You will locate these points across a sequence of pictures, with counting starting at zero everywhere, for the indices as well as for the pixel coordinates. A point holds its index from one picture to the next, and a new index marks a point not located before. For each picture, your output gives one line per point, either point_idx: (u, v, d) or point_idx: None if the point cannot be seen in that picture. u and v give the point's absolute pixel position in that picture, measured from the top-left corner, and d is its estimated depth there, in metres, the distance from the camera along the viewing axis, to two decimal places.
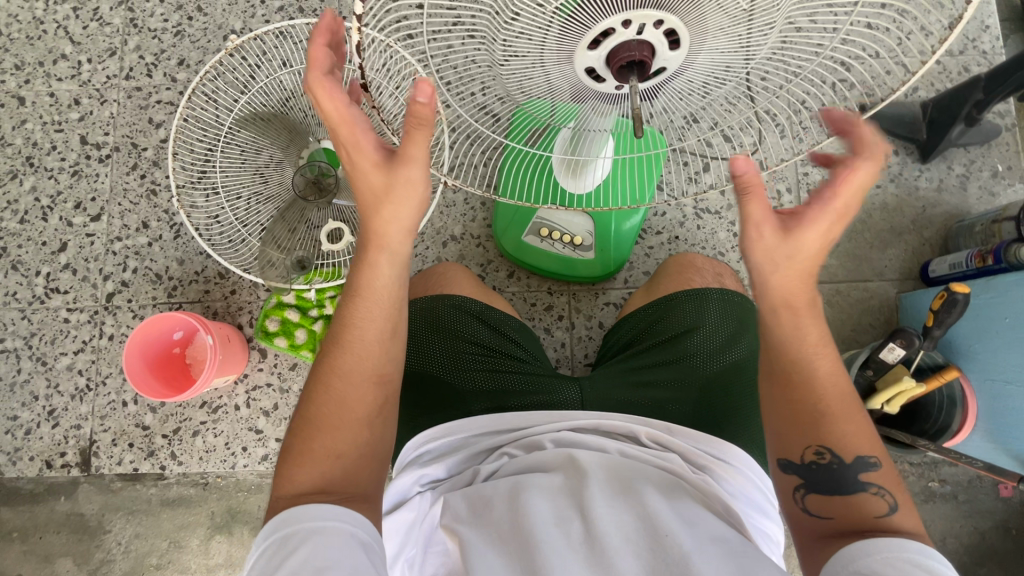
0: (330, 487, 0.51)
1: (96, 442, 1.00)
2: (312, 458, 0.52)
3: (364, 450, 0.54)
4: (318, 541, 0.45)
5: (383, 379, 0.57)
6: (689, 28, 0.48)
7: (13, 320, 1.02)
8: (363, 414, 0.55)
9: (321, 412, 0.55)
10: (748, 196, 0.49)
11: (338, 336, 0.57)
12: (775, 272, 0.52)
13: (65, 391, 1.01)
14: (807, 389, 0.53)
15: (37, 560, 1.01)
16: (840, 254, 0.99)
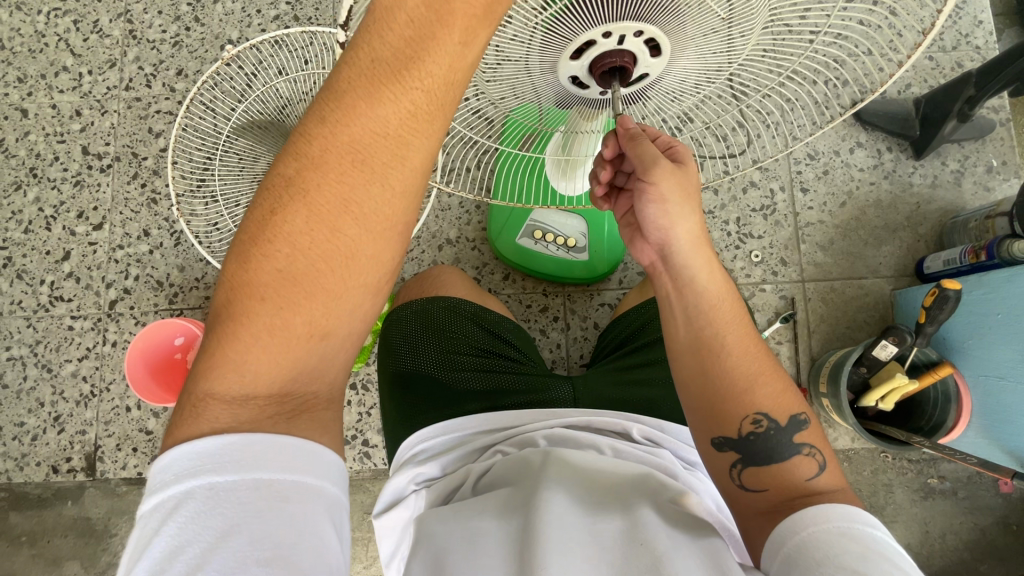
0: (291, 388, 0.45)
1: (101, 447, 1.02)
2: (281, 330, 0.45)
3: (348, 328, 0.47)
4: (272, 507, 0.39)
5: (383, 248, 0.47)
6: (670, 37, 0.49)
7: (18, 328, 1.04)
8: (351, 292, 0.46)
9: (308, 265, 0.45)
10: (639, 141, 0.55)
11: (355, 153, 0.45)
12: (674, 225, 0.57)
13: (71, 397, 1.03)
14: (727, 351, 0.56)
15: (45, 563, 1.03)
16: (834, 251, 0.99)
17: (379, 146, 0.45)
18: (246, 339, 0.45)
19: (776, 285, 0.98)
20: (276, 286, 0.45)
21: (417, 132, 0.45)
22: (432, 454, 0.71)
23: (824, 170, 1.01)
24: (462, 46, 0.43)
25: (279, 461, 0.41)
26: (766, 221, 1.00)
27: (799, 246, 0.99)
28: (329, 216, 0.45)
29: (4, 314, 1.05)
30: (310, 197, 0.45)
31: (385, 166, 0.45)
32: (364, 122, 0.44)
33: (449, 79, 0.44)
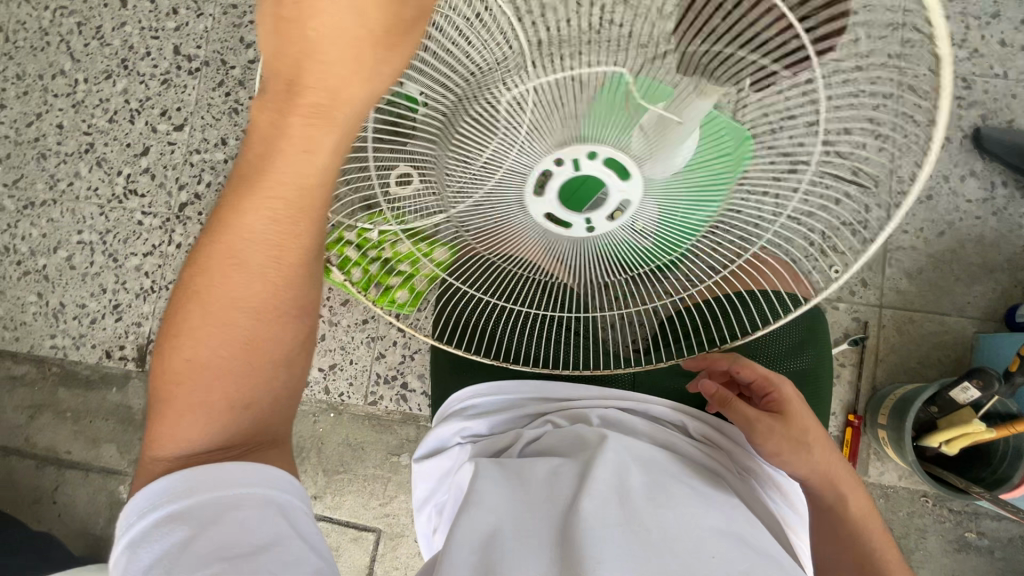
0: (229, 444, 0.49)
1: (153, 341, 1.05)
2: (198, 408, 0.48)
3: (274, 395, 0.51)
4: (230, 518, 0.44)
5: (289, 321, 0.50)
6: (628, 156, 0.53)
7: (91, 215, 1.07)
8: (258, 363, 0.49)
9: (210, 357, 0.47)
10: (733, 406, 0.62)
11: (235, 256, 0.46)
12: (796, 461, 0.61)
13: (131, 289, 1.06)
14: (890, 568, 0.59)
15: (86, 440, 1.09)
16: (920, 281, 0.93)
17: (259, 249, 0.46)
18: (174, 417, 0.48)
19: (850, 306, 0.93)
20: (186, 376, 0.48)
21: (293, 236, 0.46)
22: (484, 410, 0.71)
23: (929, 194, 0.94)
24: (306, 155, 0.42)
25: (234, 480, 0.46)
26: (855, 237, 0.94)
27: (884, 270, 0.93)
28: (221, 313, 0.47)
29: (80, 198, 1.07)
30: (202, 300, 0.48)
31: (274, 268, 0.47)
32: (240, 232, 0.46)
33: (302, 187, 0.43)
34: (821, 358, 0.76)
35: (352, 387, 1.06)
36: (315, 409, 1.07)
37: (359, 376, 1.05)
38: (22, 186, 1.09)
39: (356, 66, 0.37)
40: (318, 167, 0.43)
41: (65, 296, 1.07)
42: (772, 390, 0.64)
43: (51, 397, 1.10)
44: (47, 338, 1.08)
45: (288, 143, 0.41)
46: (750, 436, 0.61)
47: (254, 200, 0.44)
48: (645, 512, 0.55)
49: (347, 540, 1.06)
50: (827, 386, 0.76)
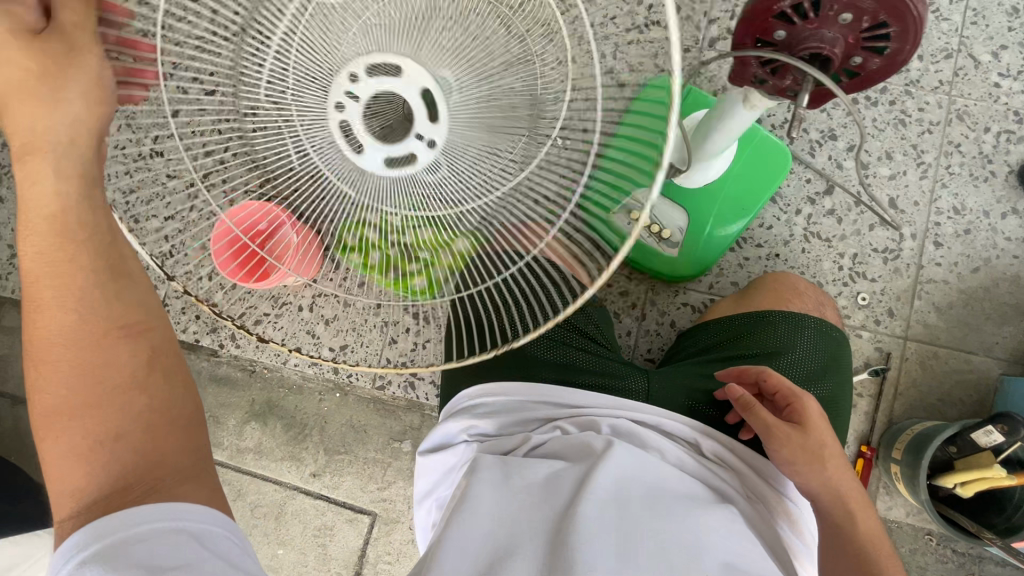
0: (121, 483, 0.43)
1: (168, 306, 1.05)
2: (65, 459, 0.43)
3: (145, 415, 0.45)
4: (140, 554, 0.40)
5: (125, 338, 0.45)
6: (372, 53, 0.66)
7: (116, 173, 1.06)
8: (111, 388, 0.44)
9: (62, 407, 0.43)
10: (754, 409, 0.63)
11: (44, 299, 0.44)
12: (808, 470, 0.61)
13: (150, 252, 1.05)
14: None
15: None
16: (950, 316, 0.91)
17: (59, 285, 0.44)
18: (58, 477, 0.43)
19: (874, 336, 0.91)
20: (56, 439, 0.43)
21: (70, 254, 0.44)
22: (494, 409, 0.70)
23: (967, 228, 0.92)
24: (37, 187, 0.43)
25: (131, 521, 0.41)
26: (886, 265, 0.92)
27: (913, 301, 0.91)
28: (53, 359, 0.44)
29: None
30: (38, 363, 0.44)
31: (73, 293, 0.44)
32: (43, 277, 0.44)
33: (58, 203, 0.43)
34: (842, 388, 0.74)
35: (362, 369, 1.05)
36: (322, 387, 1.08)
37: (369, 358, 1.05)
38: None
39: (26, 95, 0.42)
40: (51, 189, 0.43)
41: None
42: (796, 403, 0.64)
43: None
44: None
45: (22, 185, 0.44)
46: (768, 438, 0.62)
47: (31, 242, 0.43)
48: (641, 523, 0.54)
49: (342, 520, 1.07)
50: (845, 416, 0.74)
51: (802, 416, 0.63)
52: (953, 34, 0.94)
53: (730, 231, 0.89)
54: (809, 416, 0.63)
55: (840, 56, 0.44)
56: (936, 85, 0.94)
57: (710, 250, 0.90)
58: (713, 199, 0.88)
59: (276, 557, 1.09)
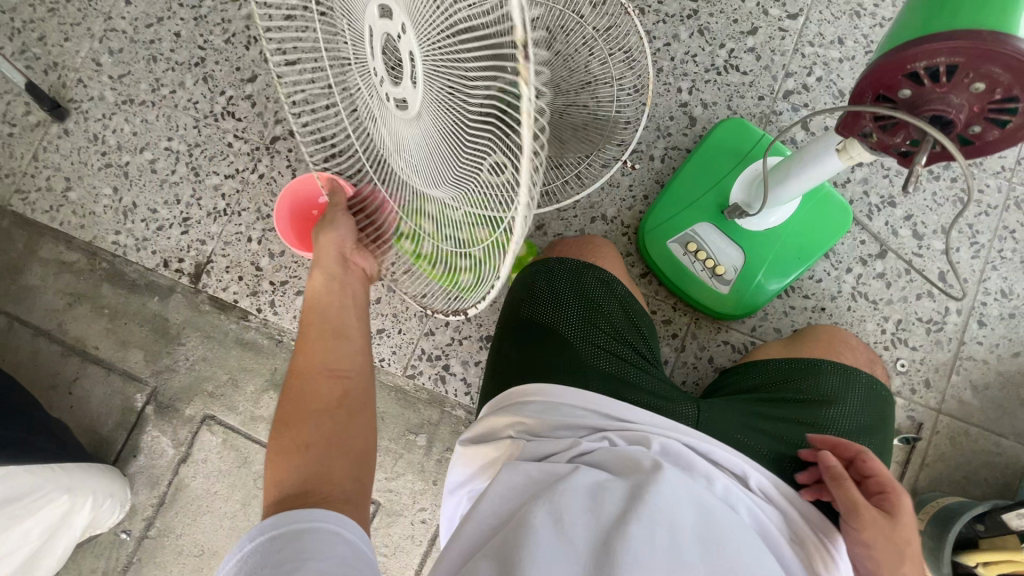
0: (307, 486, 0.57)
1: (212, 262, 1.04)
2: (286, 454, 0.62)
3: (346, 438, 0.64)
4: (310, 538, 0.49)
5: (341, 380, 0.69)
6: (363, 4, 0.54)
7: (184, 126, 1.08)
8: (325, 404, 0.66)
9: (298, 417, 0.65)
10: (847, 486, 0.65)
11: (320, 336, 0.74)
12: (884, 557, 0.63)
13: (204, 206, 1.05)
14: None
15: (115, 341, 1.16)
16: (985, 396, 0.91)
17: (318, 340, 0.73)
18: (279, 463, 0.61)
19: (907, 403, 0.91)
20: (286, 442, 0.63)
21: (330, 325, 0.75)
22: (543, 409, 0.70)
23: (1012, 312, 0.93)
24: (320, 282, 0.79)
25: (304, 515, 0.51)
26: (928, 335, 0.93)
27: (950, 376, 0.92)
28: (305, 383, 0.68)
29: (178, 106, 1.08)
30: (296, 385, 0.68)
31: (315, 345, 0.72)
32: (317, 336, 0.74)
33: (329, 293, 0.78)
34: (883, 446, 0.76)
35: (394, 355, 1.05)
36: None
37: (403, 346, 1.05)
38: (126, 82, 1.10)
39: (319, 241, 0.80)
40: (324, 284, 0.79)
41: (140, 197, 1.07)
42: (891, 493, 0.65)
43: (93, 290, 1.17)
44: (110, 233, 1.07)
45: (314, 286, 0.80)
46: (850, 518, 0.64)
47: (317, 315, 0.76)
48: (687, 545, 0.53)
49: None
50: None
51: (892, 506, 0.64)
52: None
53: (787, 272, 0.91)
54: (899, 506, 0.64)
55: (962, 122, 0.46)
56: (998, 170, 0.96)
57: (766, 289, 0.91)
58: (774, 242, 0.90)
59: None
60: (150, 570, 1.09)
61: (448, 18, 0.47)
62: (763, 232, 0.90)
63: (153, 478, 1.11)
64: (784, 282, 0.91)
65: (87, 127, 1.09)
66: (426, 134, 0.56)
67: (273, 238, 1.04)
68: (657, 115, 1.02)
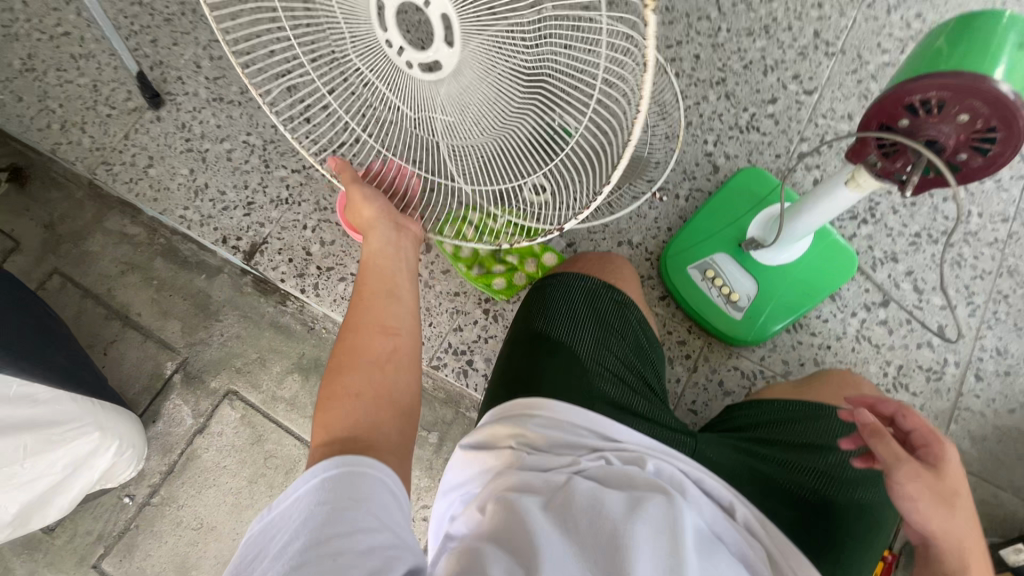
0: (357, 437, 0.59)
1: (267, 244, 1.14)
2: (336, 404, 0.63)
3: (394, 390, 0.65)
4: (360, 480, 0.51)
5: (390, 340, 0.69)
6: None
7: (264, 124, 1.21)
8: (374, 360, 0.66)
9: (348, 372, 0.65)
10: (883, 438, 0.61)
11: (374, 296, 0.73)
12: (933, 514, 0.58)
13: (269, 194, 1.16)
14: None
15: (157, 310, 1.22)
16: (983, 448, 0.95)
17: (369, 304, 0.72)
18: (327, 413, 0.62)
19: None
20: (337, 395, 0.64)
21: (381, 289, 0.74)
22: (544, 424, 0.73)
23: (1007, 370, 0.99)
24: (371, 243, 0.77)
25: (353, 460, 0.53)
26: (928, 383, 0.98)
27: (949, 424, 0.96)
28: (355, 341, 0.68)
29: (261, 108, 1.22)
30: (346, 338, 0.69)
31: (368, 303, 0.72)
32: (368, 295, 0.73)
33: (382, 256, 0.77)
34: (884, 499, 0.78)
35: None
36: None
37: (430, 339, 1.10)
38: (219, 83, 1.25)
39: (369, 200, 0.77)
40: (378, 247, 0.77)
41: (212, 180, 1.18)
42: (934, 446, 0.62)
43: (146, 262, 1.25)
44: (180, 208, 1.17)
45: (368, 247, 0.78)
46: (892, 473, 0.59)
47: (369, 273, 0.76)
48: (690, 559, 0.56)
49: None
50: (880, 529, 0.77)
51: (934, 457, 0.61)
52: (1011, 203, 1.08)
53: (796, 308, 0.98)
54: (940, 450, 0.61)
55: (951, 148, 0.56)
56: (992, 241, 1.05)
57: (776, 321, 0.98)
58: (786, 277, 0.98)
59: None
60: (145, 539, 1.09)
61: (512, 31, 0.57)
62: (779, 267, 0.98)
63: (167, 445, 1.14)
64: (794, 317, 0.98)
65: (178, 117, 1.23)
66: (454, 116, 0.63)
67: (326, 228, 1.14)
68: (684, 160, 1.14)
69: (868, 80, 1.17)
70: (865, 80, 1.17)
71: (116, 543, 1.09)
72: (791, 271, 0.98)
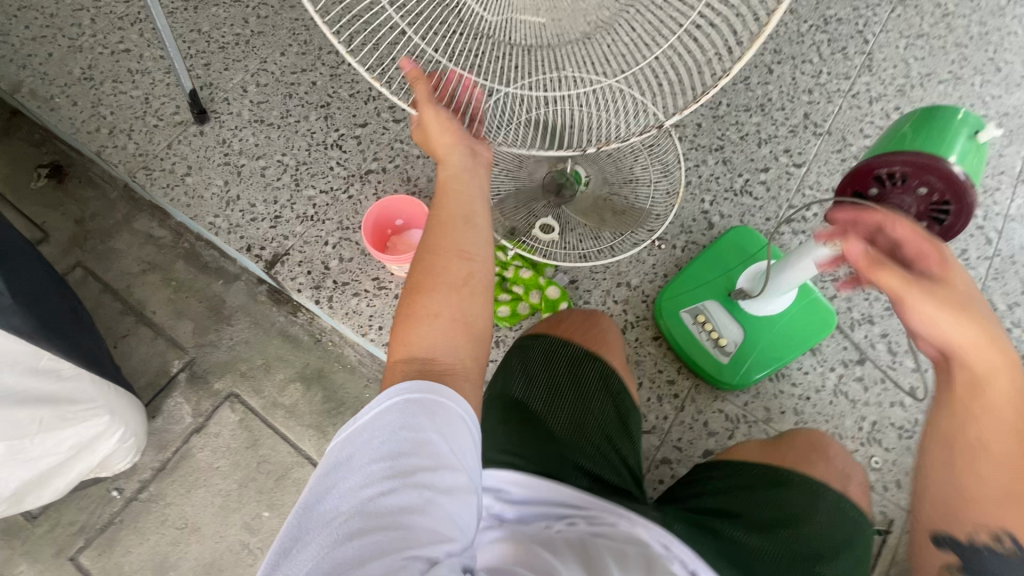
0: (432, 363, 0.64)
1: (288, 256, 1.20)
2: (415, 323, 0.66)
3: (468, 311, 0.68)
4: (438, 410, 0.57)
5: (465, 265, 0.70)
6: None
7: (299, 147, 1.31)
8: (449, 281, 0.68)
9: (424, 295, 0.67)
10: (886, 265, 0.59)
11: (451, 220, 0.72)
12: (939, 331, 0.59)
13: (296, 210, 1.24)
14: (1006, 455, 0.59)
15: (171, 309, 1.27)
16: None
17: (443, 227, 0.72)
18: (406, 333, 0.66)
19: (879, 497, 1.00)
20: (414, 315, 0.67)
21: (455, 217, 0.72)
22: (513, 502, 0.73)
23: None
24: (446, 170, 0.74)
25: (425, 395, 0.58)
26: (900, 440, 1.04)
27: None
28: (432, 263, 0.69)
29: (298, 133, 1.32)
30: (424, 258, 0.70)
31: (444, 224, 0.72)
32: (443, 219, 0.72)
33: (457, 184, 0.74)
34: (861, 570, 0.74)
35: None
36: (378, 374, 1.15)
37: None
38: (262, 107, 1.35)
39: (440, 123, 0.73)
40: (453, 175, 0.74)
41: (244, 193, 1.26)
42: (938, 258, 0.60)
43: (168, 263, 1.31)
44: (210, 215, 1.25)
45: (444, 173, 0.75)
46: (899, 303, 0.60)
47: (444, 199, 0.74)
48: None
49: None
50: None
51: (933, 271, 0.60)
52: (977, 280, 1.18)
53: (778, 357, 1.05)
54: (946, 263, 0.60)
55: (913, 215, 0.64)
56: None
57: (758, 367, 1.05)
58: (770, 327, 1.05)
59: (259, 519, 1.10)
60: (127, 535, 1.09)
61: None
62: (764, 317, 1.05)
63: (163, 441, 1.15)
64: (775, 366, 1.05)
65: (220, 133, 1.33)
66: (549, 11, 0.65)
67: (346, 246, 1.21)
68: (682, 215, 1.24)
69: (851, 160, 1.30)
70: (848, 160, 1.30)
71: (97, 536, 1.09)
72: (776, 323, 1.05)
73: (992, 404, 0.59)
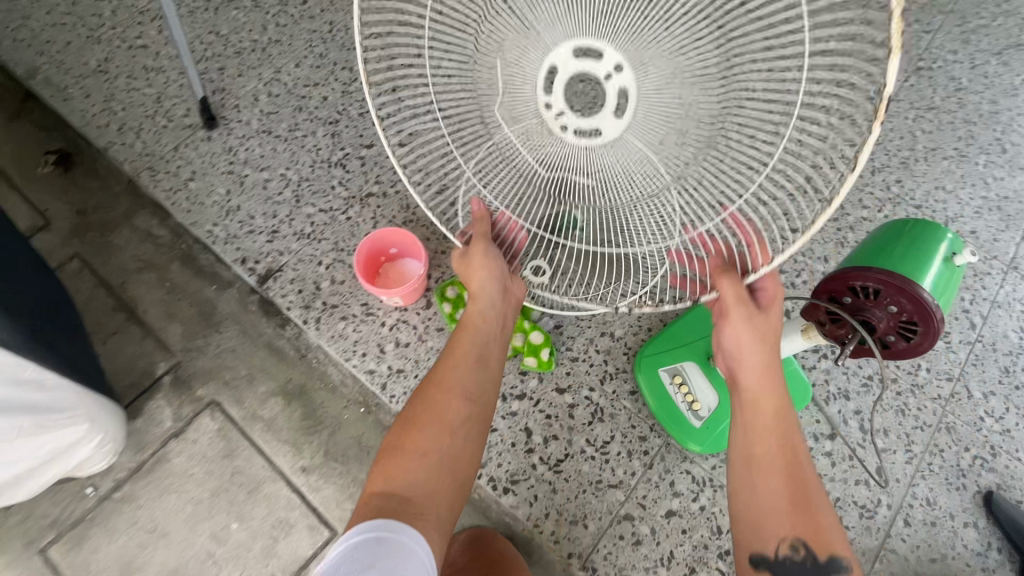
0: (413, 500, 0.67)
1: (281, 271, 1.24)
2: (405, 454, 0.71)
3: (455, 456, 0.73)
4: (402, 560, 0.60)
5: (468, 406, 0.77)
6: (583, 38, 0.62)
7: (303, 162, 1.32)
8: (449, 423, 0.74)
9: (421, 429, 0.73)
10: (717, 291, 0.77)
11: (469, 358, 0.81)
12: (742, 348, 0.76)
13: (294, 227, 1.26)
14: (777, 458, 0.71)
15: (162, 310, 1.29)
16: None
17: (458, 365, 0.80)
18: (393, 462, 0.70)
19: None
20: (406, 443, 0.72)
21: (471, 356, 0.82)
22: None
23: (934, 521, 1.06)
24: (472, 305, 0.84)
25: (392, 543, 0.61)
26: (860, 519, 1.06)
27: (873, 562, 1.03)
28: (439, 395, 0.77)
29: (304, 148, 1.34)
30: (434, 387, 0.78)
31: (458, 364, 0.80)
32: (461, 355, 0.81)
33: (478, 322, 0.84)
34: None
35: (402, 396, 1.17)
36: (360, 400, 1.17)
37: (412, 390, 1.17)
38: (271, 118, 1.37)
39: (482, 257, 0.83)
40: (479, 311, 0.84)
41: (245, 204, 1.28)
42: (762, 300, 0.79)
43: (163, 263, 1.32)
44: (210, 224, 1.27)
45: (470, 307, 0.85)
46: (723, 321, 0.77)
47: (465, 333, 0.84)
48: None
49: (305, 524, 1.13)
50: None
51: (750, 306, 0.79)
52: (956, 364, 1.19)
53: None
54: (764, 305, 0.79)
55: (881, 329, 0.66)
56: (935, 396, 1.16)
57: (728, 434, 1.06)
58: None
59: (226, 530, 1.13)
60: (97, 533, 1.11)
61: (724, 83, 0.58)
62: None
63: (141, 443, 1.18)
64: None
65: (227, 141, 1.34)
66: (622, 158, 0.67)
67: (339, 268, 1.23)
68: None
69: (846, 230, 1.31)
70: (843, 229, 1.31)
71: (68, 531, 1.11)
72: None
73: (768, 417, 0.74)
